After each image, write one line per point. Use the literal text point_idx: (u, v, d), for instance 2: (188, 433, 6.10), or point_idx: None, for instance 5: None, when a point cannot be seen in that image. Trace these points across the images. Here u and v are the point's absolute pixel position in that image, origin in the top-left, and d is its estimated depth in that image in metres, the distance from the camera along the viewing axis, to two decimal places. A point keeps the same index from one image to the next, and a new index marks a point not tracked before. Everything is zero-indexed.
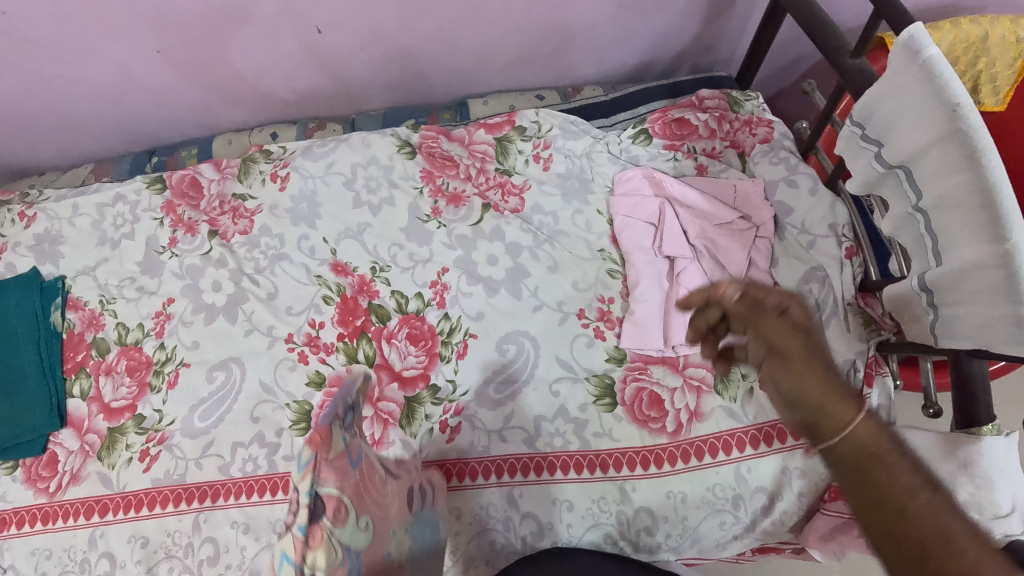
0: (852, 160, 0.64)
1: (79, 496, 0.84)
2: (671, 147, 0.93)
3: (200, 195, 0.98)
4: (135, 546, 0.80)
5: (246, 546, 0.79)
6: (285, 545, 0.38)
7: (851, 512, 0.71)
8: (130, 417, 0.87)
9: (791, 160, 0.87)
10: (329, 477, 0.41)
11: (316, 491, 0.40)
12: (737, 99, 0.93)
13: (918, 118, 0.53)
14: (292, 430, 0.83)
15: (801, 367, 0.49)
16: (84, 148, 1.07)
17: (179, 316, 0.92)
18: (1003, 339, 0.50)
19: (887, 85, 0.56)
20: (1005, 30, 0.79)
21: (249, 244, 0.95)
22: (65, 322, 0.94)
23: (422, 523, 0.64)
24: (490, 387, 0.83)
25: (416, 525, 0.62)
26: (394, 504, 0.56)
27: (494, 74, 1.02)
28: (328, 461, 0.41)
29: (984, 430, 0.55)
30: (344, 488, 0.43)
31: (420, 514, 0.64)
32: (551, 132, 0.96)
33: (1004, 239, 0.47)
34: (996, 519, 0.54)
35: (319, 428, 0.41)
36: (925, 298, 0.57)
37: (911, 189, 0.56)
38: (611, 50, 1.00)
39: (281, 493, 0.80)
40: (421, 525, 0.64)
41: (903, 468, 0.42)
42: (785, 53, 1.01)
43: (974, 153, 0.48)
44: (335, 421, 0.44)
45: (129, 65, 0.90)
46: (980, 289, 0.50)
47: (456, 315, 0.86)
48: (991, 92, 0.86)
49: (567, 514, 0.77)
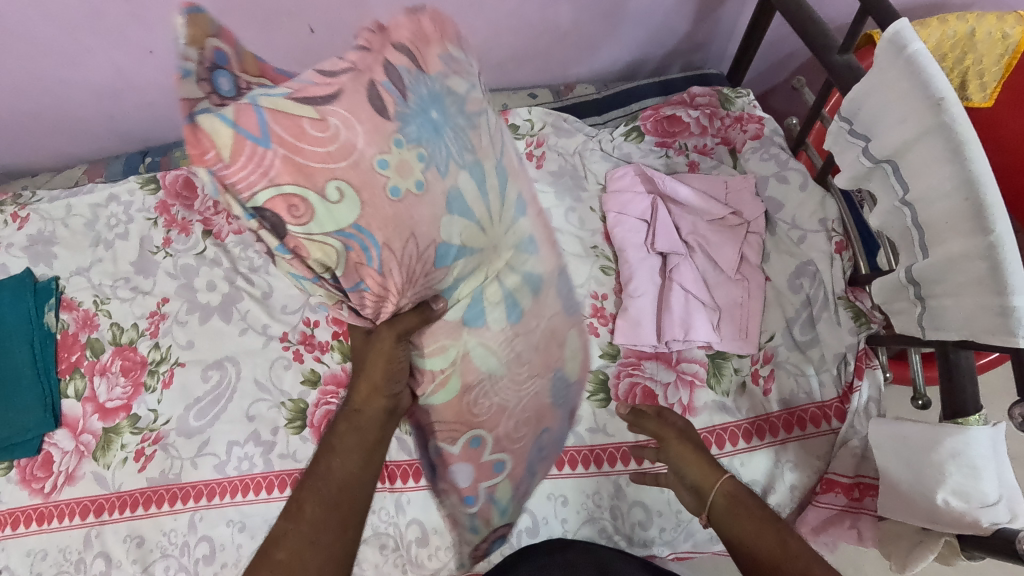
0: (840, 155, 0.64)
1: (74, 496, 0.83)
2: (662, 145, 0.94)
3: (194, 195, 0.99)
4: (131, 545, 0.81)
5: (243, 544, 0.79)
6: (288, 267, 0.48)
7: (842, 504, 0.73)
8: (125, 416, 0.87)
9: (780, 156, 0.88)
10: (260, 188, 0.44)
11: (255, 213, 0.45)
12: (729, 96, 0.94)
13: (903, 114, 0.53)
14: (288, 428, 0.84)
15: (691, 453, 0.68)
16: (77, 149, 1.07)
17: (174, 316, 0.92)
18: (987, 330, 0.51)
19: (872, 82, 0.57)
20: (991, 27, 0.81)
21: (243, 244, 0.95)
22: (59, 323, 0.93)
23: (428, 103, 0.52)
24: None
25: (422, 108, 0.52)
26: (360, 134, 0.47)
27: (487, 72, 1.02)
28: (246, 176, 0.44)
29: (971, 420, 0.55)
30: (279, 181, 0.44)
31: (445, 96, 0.54)
32: (544, 130, 0.96)
33: (988, 230, 0.48)
34: (984, 507, 0.55)
35: (222, 142, 0.42)
36: (913, 291, 0.57)
37: (898, 183, 0.57)
38: (603, 49, 1.01)
39: (278, 490, 0.81)
40: (429, 100, 0.52)
41: (762, 534, 0.59)
42: (775, 51, 1.02)
43: (958, 146, 0.49)
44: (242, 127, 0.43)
45: (121, 65, 0.90)
46: (965, 281, 0.51)
47: None
48: (978, 89, 0.87)
49: (562, 509, 0.78)
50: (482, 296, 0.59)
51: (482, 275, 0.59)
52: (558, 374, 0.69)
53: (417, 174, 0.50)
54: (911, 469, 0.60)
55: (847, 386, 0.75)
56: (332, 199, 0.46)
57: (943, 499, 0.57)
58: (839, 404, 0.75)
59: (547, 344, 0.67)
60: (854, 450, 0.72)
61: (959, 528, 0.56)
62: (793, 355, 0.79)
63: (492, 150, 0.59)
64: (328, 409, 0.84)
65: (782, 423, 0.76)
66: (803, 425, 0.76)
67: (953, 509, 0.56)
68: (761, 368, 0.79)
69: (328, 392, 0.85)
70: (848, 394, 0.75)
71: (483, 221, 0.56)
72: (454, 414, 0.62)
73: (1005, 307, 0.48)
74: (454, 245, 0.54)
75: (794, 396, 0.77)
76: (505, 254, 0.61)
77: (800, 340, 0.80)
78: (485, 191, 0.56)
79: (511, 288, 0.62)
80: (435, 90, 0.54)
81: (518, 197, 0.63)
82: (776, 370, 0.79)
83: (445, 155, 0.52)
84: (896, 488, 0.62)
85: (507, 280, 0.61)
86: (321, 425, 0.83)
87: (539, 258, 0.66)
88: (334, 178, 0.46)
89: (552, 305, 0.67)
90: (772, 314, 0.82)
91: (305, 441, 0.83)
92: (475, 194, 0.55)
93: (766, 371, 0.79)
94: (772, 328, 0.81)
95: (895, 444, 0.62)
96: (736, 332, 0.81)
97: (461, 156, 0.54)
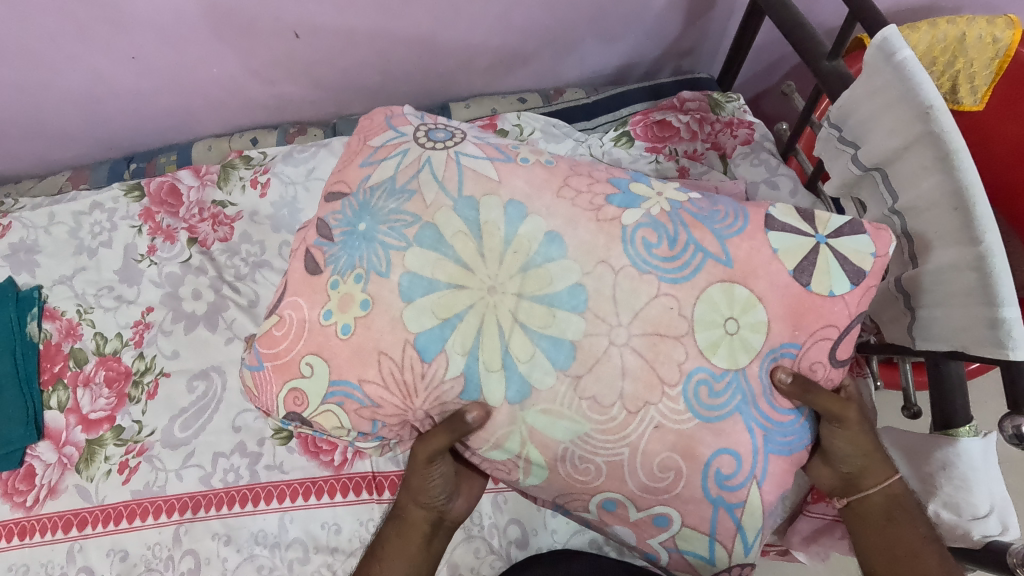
0: (830, 162, 0.64)
1: (57, 510, 0.82)
2: (653, 150, 0.92)
3: (179, 202, 0.97)
4: (114, 560, 0.79)
5: (228, 558, 0.78)
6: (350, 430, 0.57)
7: (833, 514, 0.68)
8: (108, 428, 0.86)
9: (770, 161, 0.88)
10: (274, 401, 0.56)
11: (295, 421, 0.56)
12: (718, 101, 0.94)
13: (891, 122, 0.53)
14: (274, 439, 0.83)
15: (857, 434, 0.53)
16: (60, 155, 1.05)
17: (158, 326, 0.90)
18: (976, 341, 0.49)
19: (860, 90, 0.56)
20: (982, 30, 0.80)
21: (229, 251, 0.94)
22: (41, 332, 0.92)
23: (357, 218, 0.56)
24: None
25: (347, 233, 0.56)
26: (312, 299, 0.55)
27: (476, 77, 1.01)
28: (262, 395, 0.57)
29: (961, 431, 0.54)
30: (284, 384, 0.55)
31: (372, 194, 0.57)
32: (533, 135, 0.95)
33: (978, 241, 0.47)
34: (975, 520, 0.53)
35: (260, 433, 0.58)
36: (903, 301, 0.57)
37: (888, 192, 0.56)
38: (593, 52, 1.00)
39: (264, 503, 0.80)
40: (355, 216, 0.56)
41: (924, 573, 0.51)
42: (765, 55, 1.02)
43: (947, 155, 0.48)
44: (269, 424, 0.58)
45: (103, 71, 0.89)
46: (955, 291, 0.50)
47: None
48: (969, 93, 0.87)
49: (551, 520, 0.77)
50: (506, 347, 0.51)
51: (484, 312, 0.52)
52: (733, 381, 0.51)
53: (354, 287, 0.54)
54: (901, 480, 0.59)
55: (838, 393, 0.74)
56: (306, 380, 0.54)
57: (933, 511, 0.55)
58: None
59: (652, 348, 0.51)
60: None
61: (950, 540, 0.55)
62: None
63: (442, 189, 0.56)
64: None
65: None
66: None
67: (943, 521, 0.55)
68: None
69: None
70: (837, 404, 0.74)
71: (462, 271, 0.53)
72: (562, 486, 0.54)
73: (995, 318, 0.47)
74: (432, 329, 0.52)
75: None
76: (513, 287, 0.52)
77: None
78: (445, 244, 0.53)
79: (543, 324, 0.51)
80: (360, 199, 0.57)
81: (500, 211, 0.54)
82: None
83: (379, 255, 0.54)
84: None
85: (530, 320, 0.52)
86: (307, 436, 0.82)
87: (569, 254, 0.53)
88: (307, 356, 0.54)
89: (616, 305, 0.51)
90: None
91: (291, 453, 0.82)
92: (429, 256, 0.53)
93: None
94: None
95: None
96: None
97: (403, 237, 0.54)
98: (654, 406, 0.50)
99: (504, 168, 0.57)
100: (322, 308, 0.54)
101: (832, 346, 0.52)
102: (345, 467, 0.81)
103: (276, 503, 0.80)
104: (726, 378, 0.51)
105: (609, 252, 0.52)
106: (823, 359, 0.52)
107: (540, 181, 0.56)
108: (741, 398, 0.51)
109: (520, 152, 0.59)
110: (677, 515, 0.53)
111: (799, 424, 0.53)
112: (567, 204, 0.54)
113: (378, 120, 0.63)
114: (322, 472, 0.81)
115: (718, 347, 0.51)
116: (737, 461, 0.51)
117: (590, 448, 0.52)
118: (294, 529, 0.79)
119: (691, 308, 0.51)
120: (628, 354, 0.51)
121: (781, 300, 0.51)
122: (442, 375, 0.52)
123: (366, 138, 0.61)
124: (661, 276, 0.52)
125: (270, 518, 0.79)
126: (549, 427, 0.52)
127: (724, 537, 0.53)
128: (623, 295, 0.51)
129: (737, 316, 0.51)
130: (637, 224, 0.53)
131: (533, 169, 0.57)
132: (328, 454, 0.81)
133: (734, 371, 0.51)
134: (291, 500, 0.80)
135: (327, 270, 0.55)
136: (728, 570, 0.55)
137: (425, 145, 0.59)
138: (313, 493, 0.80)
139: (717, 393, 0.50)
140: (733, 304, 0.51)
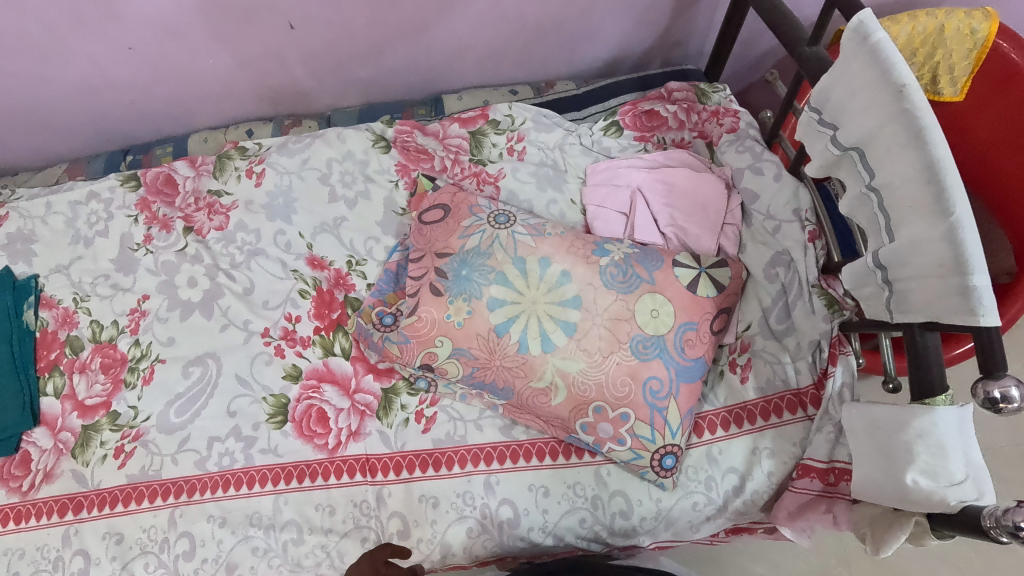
0: (811, 145, 0.65)
1: (52, 494, 0.83)
2: (642, 139, 0.96)
3: (175, 192, 0.99)
4: (109, 543, 0.80)
5: (223, 539, 0.79)
6: (514, 347, 0.76)
7: (818, 489, 0.72)
8: (104, 413, 0.86)
9: (756, 147, 0.88)
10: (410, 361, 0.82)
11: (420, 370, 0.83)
12: (705, 91, 0.95)
13: (867, 100, 0.55)
14: (269, 424, 0.84)
15: None
16: (59, 146, 1.07)
17: (154, 313, 0.91)
18: (947, 310, 0.51)
19: (841, 72, 0.58)
20: (960, 22, 0.82)
21: (225, 240, 0.95)
22: (38, 321, 0.93)
23: (459, 266, 0.80)
24: (535, 369, 0.76)
25: (455, 274, 0.80)
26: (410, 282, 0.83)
27: (468, 70, 1.03)
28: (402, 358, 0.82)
29: (937, 400, 0.56)
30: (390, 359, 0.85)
31: (465, 254, 0.81)
32: (524, 125, 0.97)
33: (949, 212, 0.49)
34: (951, 486, 0.54)
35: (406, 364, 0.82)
36: (880, 275, 0.58)
37: (865, 170, 0.57)
38: (582, 45, 1.02)
39: (258, 486, 0.81)
40: (459, 265, 0.80)
41: None
42: (752, 47, 1.04)
43: (919, 132, 0.50)
44: (404, 369, 0.85)
45: (101, 61, 0.91)
46: (929, 263, 0.51)
47: (462, 305, 0.78)
48: (950, 84, 0.89)
49: (543, 500, 0.78)
50: (545, 330, 0.76)
51: (528, 318, 0.77)
52: (656, 342, 0.75)
53: (464, 305, 0.78)
54: (884, 451, 0.60)
55: (822, 372, 0.75)
56: (440, 349, 0.79)
57: (912, 478, 0.57)
58: (815, 390, 0.75)
59: (615, 328, 0.75)
60: (828, 435, 0.72)
61: (928, 507, 0.56)
62: (769, 343, 0.79)
63: (506, 253, 0.80)
64: (310, 403, 0.84)
65: (758, 410, 0.77)
66: (779, 412, 0.76)
67: (921, 488, 0.56)
68: (738, 357, 0.80)
69: (310, 386, 0.85)
70: (823, 380, 0.75)
71: (516, 294, 0.78)
72: (574, 404, 0.76)
73: (966, 287, 0.49)
74: (506, 323, 0.77)
75: (770, 383, 0.77)
76: (546, 298, 0.77)
77: (776, 329, 0.79)
78: (508, 281, 0.78)
79: (556, 314, 0.76)
80: (458, 255, 0.81)
81: (536, 263, 0.79)
82: (753, 358, 0.79)
83: (476, 287, 0.78)
84: (868, 474, 0.63)
85: (558, 316, 0.76)
86: (302, 419, 0.83)
87: (576, 285, 0.77)
88: (438, 337, 0.79)
89: (595, 297, 0.76)
90: (750, 303, 0.82)
91: (286, 436, 0.83)
92: (508, 293, 0.78)
93: (744, 360, 0.80)
94: (749, 317, 0.81)
95: (869, 427, 0.63)
96: (716, 324, 0.77)
97: (486, 278, 0.79)
98: (616, 355, 0.75)
99: (537, 237, 0.80)
100: (445, 311, 0.78)
101: (727, 305, 0.78)
102: (339, 450, 0.82)
103: (271, 486, 0.81)
104: (652, 340, 0.75)
105: (591, 277, 0.77)
106: (710, 313, 0.76)
107: (559, 244, 0.80)
108: (662, 350, 0.74)
109: (547, 227, 0.82)
110: (632, 412, 0.74)
111: (701, 366, 0.75)
112: (569, 254, 0.79)
113: (463, 208, 0.86)
114: (317, 455, 0.82)
115: (648, 322, 0.75)
116: (661, 382, 0.74)
117: (583, 382, 0.75)
118: (288, 511, 0.80)
119: (635, 305, 0.76)
120: (602, 329, 0.75)
121: (685, 291, 0.77)
122: (510, 346, 0.77)
123: (458, 220, 0.85)
124: (619, 290, 0.76)
125: (264, 500, 0.80)
126: (565, 367, 0.75)
127: (660, 426, 0.74)
128: (598, 293, 0.77)
129: (658, 307, 0.76)
130: (607, 262, 0.78)
131: (555, 239, 0.80)
132: (322, 438, 0.82)
133: (658, 336, 0.75)
134: (286, 483, 0.81)
135: (445, 294, 0.79)
136: (663, 447, 0.74)
137: (495, 227, 0.82)
138: (308, 475, 0.81)
139: (647, 348, 0.74)
140: (656, 303, 0.76)
